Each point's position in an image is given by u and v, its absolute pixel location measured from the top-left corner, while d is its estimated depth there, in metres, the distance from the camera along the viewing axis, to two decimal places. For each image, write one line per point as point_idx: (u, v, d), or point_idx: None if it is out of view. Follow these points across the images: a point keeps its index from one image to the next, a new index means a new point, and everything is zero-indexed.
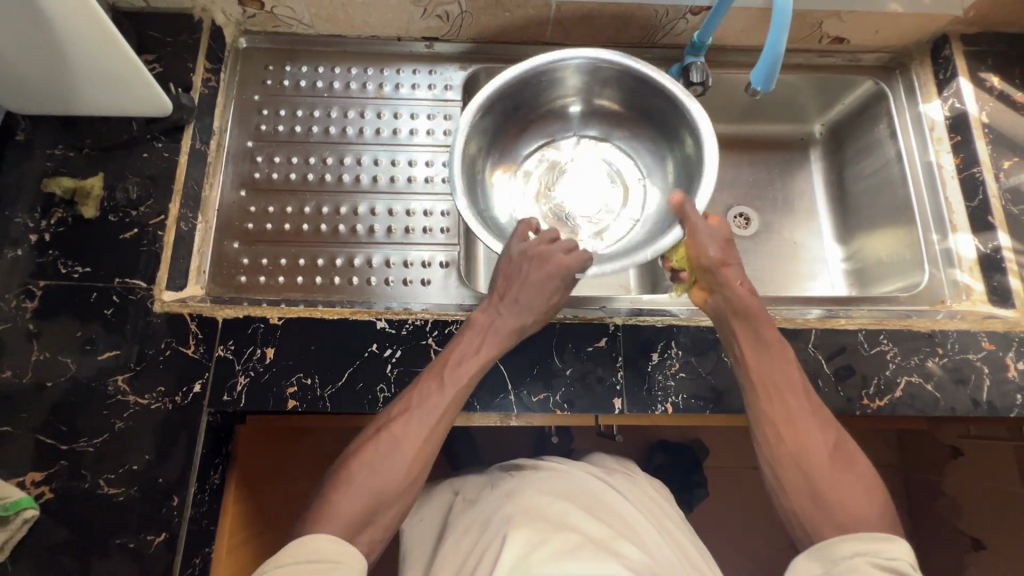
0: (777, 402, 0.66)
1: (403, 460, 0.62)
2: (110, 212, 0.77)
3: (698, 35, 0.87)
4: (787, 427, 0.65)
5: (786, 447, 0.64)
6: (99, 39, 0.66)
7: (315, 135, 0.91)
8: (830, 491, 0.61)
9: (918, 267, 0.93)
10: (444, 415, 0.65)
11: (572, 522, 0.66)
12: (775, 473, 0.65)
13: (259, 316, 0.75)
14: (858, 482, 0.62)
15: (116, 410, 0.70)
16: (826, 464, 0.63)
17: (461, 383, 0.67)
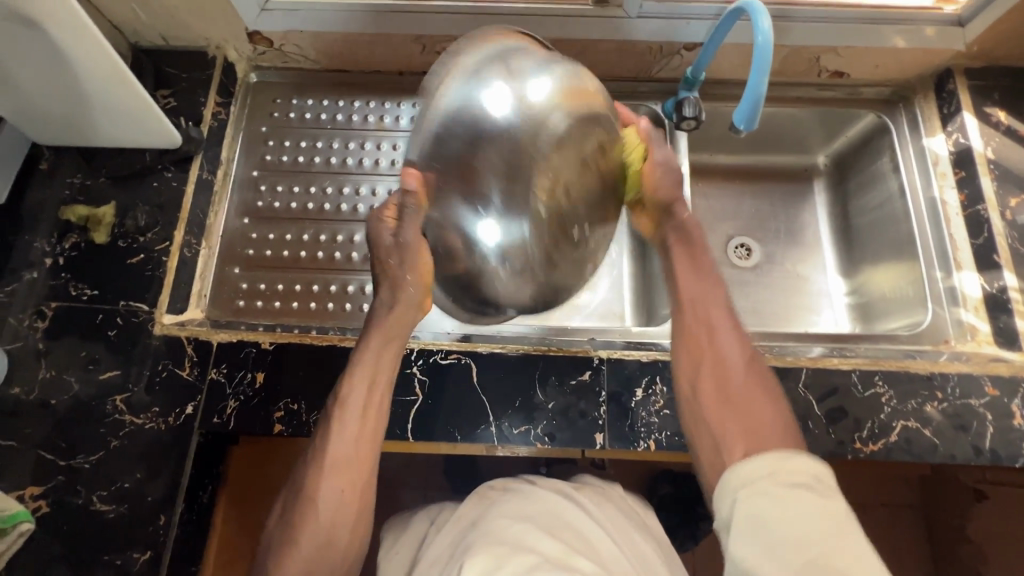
0: (696, 317, 0.70)
1: (324, 509, 0.64)
2: (120, 237, 0.82)
3: (692, 70, 0.87)
4: (699, 334, 0.69)
5: (705, 368, 0.67)
6: (110, 74, 0.72)
7: (317, 165, 0.94)
8: (741, 413, 0.62)
9: (921, 304, 0.90)
10: (355, 456, 0.66)
11: (531, 542, 0.69)
12: (694, 399, 0.66)
13: (252, 340, 0.77)
14: (775, 411, 0.62)
15: (112, 428, 0.73)
16: (740, 386, 0.65)
17: (367, 424, 0.67)
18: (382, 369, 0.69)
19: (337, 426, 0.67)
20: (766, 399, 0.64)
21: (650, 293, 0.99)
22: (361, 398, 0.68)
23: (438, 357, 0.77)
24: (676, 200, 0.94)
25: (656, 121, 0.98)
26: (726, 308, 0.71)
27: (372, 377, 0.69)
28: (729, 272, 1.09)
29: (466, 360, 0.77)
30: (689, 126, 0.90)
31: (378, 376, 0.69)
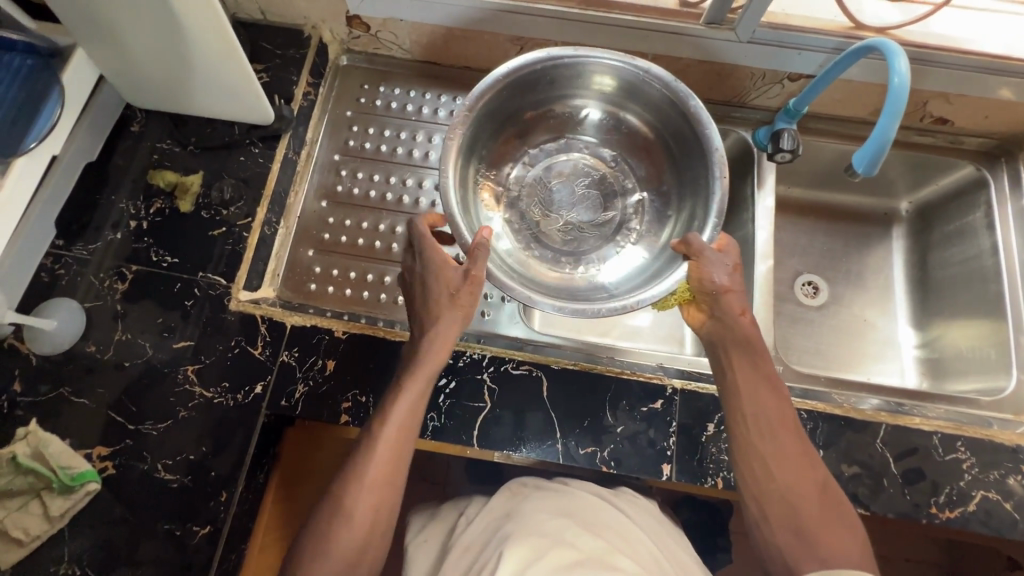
0: (762, 435, 0.65)
1: (358, 522, 0.59)
2: (203, 208, 0.82)
3: (794, 103, 0.86)
4: (777, 432, 0.65)
5: (773, 474, 0.63)
6: (221, 50, 0.72)
7: (398, 155, 0.93)
8: (812, 526, 0.60)
9: (1004, 371, 0.88)
10: (395, 465, 0.62)
11: (571, 538, 0.67)
12: (763, 515, 0.63)
13: (325, 327, 0.77)
14: (841, 522, 0.61)
15: (181, 398, 0.73)
16: (811, 493, 0.62)
17: (403, 444, 0.63)
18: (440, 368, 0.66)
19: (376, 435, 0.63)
20: (832, 522, 0.61)
21: None
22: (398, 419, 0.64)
23: (509, 367, 0.76)
24: (758, 234, 0.92)
25: (744, 147, 0.97)
26: (764, 377, 0.68)
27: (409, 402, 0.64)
28: (794, 308, 1.06)
29: (537, 372, 0.76)
30: (784, 159, 0.88)
31: (415, 402, 0.65)
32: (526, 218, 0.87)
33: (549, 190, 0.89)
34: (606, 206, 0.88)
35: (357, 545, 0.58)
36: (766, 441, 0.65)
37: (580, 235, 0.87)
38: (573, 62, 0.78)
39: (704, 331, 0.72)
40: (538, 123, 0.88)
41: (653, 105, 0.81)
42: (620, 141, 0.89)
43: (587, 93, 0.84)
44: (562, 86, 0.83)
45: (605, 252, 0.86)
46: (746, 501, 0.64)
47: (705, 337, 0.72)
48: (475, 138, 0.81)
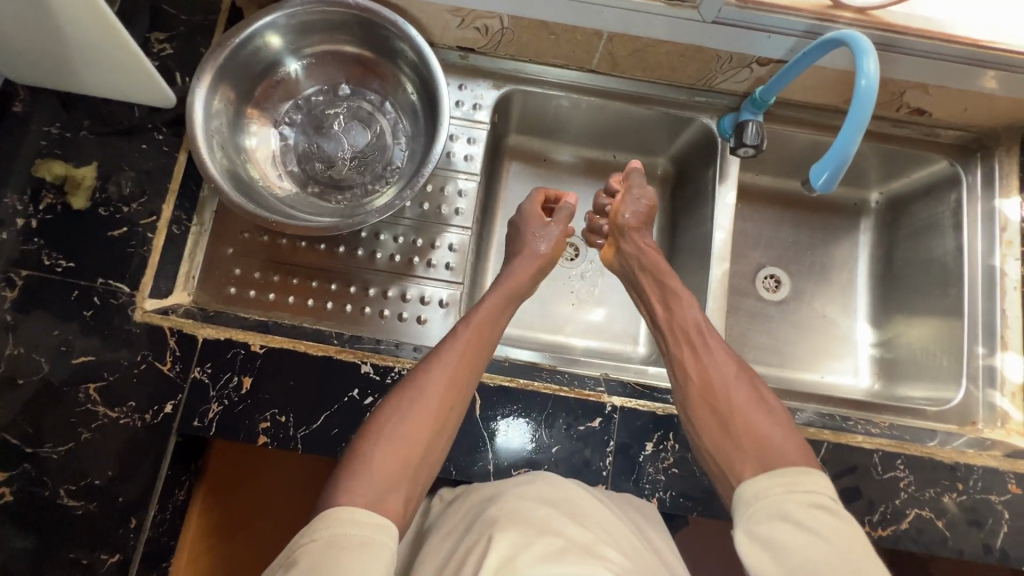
0: (681, 343, 0.71)
1: (419, 406, 0.63)
2: (100, 205, 0.73)
3: (760, 93, 0.79)
4: (697, 344, 0.69)
5: (697, 376, 0.67)
6: (94, 20, 0.61)
7: (306, 130, 0.82)
8: (739, 422, 0.61)
9: (954, 380, 0.86)
10: (471, 364, 0.68)
11: (558, 524, 0.58)
12: (692, 420, 0.65)
13: (241, 340, 0.71)
14: (772, 420, 0.61)
15: (84, 419, 0.68)
16: (733, 399, 0.63)
17: (471, 356, 0.68)
18: (501, 313, 0.76)
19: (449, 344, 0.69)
20: (766, 417, 0.61)
21: None
22: (474, 330, 0.71)
23: None
24: (715, 234, 0.87)
25: (708, 136, 0.91)
26: (679, 296, 0.75)
27: (492, 319, 0.74)
28: (754, 304, 1.02)
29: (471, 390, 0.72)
30: (746, 153, 0.82)
31: (487, 320, 0.73)
32: (315, 175, 0.82)
33: (316, 142, 0.82)
34: (367, 125, 0.84)
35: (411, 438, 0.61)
36: (687, 343, 0.70)
37: (367, 163, 0.83)
38: (204, 64, 0.71)
39: (618, 265, 0.85)
40: (279, 81, 0.81)
41: (357, 27, 0.78)
42: (328, 61, 0.82)
43: (269, 45, 0.76)
44: (259, 48, 0.76)
45: (395, 162, 0.83)
46: (684, 417, 0.67)
47: (620, 269, 0.86)
48: (217, 125, 0.74)
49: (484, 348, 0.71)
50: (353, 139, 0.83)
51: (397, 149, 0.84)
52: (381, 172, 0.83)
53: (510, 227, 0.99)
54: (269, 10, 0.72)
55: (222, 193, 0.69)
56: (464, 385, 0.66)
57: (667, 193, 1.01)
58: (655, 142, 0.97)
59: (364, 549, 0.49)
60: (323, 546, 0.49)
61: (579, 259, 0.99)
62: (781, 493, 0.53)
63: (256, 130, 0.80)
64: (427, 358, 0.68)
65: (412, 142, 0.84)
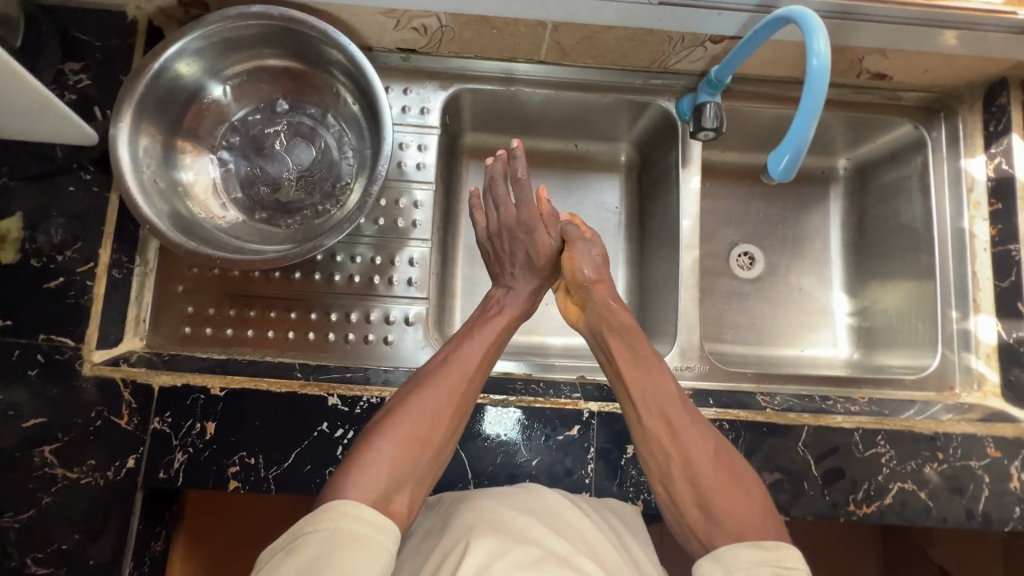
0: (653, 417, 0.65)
1: (434, 403, 0.62)
2: (32, 256, 0.69)
3: (715, 73, 0.76)
4: (677, 414, 0.64)
5: (673, 448, 0.63)
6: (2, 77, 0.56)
7: (246, 154, 0.78)
8: (717, 499, 0.59)
9: (930, 346, 0.86)
10: (486, 364, 0.68)
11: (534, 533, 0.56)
12: (668, 492, 0.62)
13: (199, 385, 0.68)
14: (750, 493, 0.59)
15: (42, 484, 0.65)
16: (710, 473, 0.60)
17: (487, 359, 0.68)
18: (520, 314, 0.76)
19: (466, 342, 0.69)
20: (743, 493, 0.59)
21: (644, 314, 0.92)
22: (493, 332, 0.71)
23: None
24: (682, 222, 0.85)
25: (668, 119, 0.88)
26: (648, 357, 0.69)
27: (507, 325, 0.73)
28: (729, 284, 1.01)
29: None
30: (707, 137, 0.79)
31: (504, 323, 0.73)
32: (261, 200, 0.78)
33: (258, 165, 0.78)
34: (310, 141, 0.79)
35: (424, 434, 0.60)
36: (659, 418, 0.65)
37: (315, 181, 0.79)
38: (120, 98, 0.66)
39: (584, 325, 0.77)
40: (209, 105, 0.76)
41: (284, 38, 0.73)
42: (259, 78, 0.77)
43: (191, 69, 0.71)
44: (182, 73, 0.71)
45: (344, 176, 0.80)
46: (657, 488, 0.63)
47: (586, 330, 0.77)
48: (146, 162, 0.69)
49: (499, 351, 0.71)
50: (297, 157, 0.79)
51: (345, 163, 0.80)
52: (331, 188, 0.79)
53: (475, 229, 0.96)
54: (184, 31, 0.67)
55: (159, 234, 0.65)
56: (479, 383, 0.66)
57: (632, 179, 0.99)
58: (615, 128, 0.94)
59: (362, 545, 0.49)
60: (325, 541, 0.49)
61: None
62: (756, 564, 0.52)
63: (191, 161, 0.76)
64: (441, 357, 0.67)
65: (360, 154, 0.80)
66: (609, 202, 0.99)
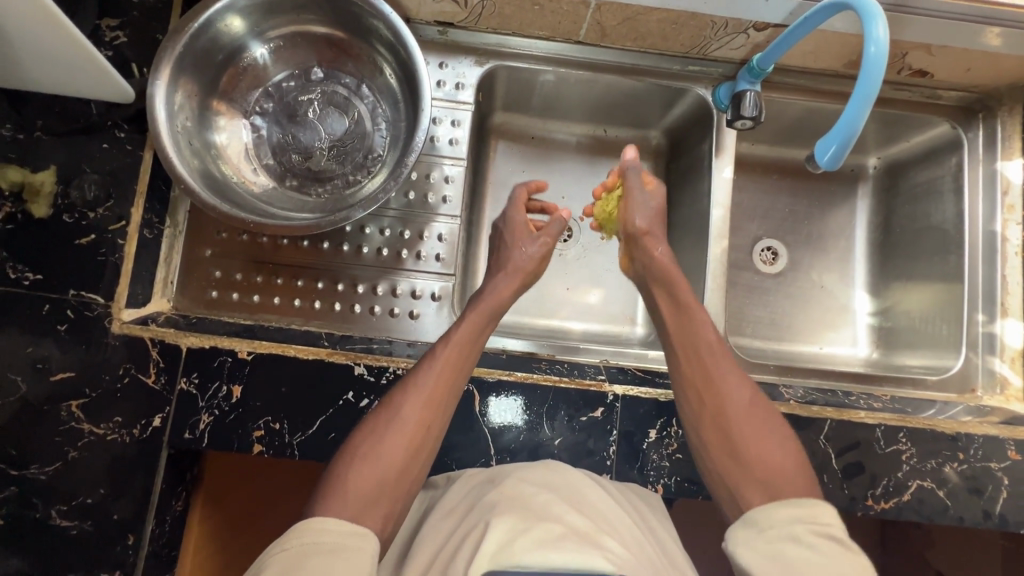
0: (698, 359, 0.68)
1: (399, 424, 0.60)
2: (64, 211, 0.68)
3: (759, 61, 0.75)
4: (713, 362, 0.67)
5: (711, 398, 0.65)
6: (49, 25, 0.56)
7: (280, 121, 0.78)
8: (747, 448, 0.61)
9: (953, 348, 0.85)
10: (453, 375, 0.64)
11: (558, 512, 0.56)
12: (700, 442, 0.64)
13: (227, 348, 0.68)
14: (782, 449, 0.60)
15: (69, 438, 0.65)
16: (743, 421, 0.62)
17: (454, 373, 0.64)
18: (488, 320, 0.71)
19: (428, 363, 0.65)
20: (775, 445, 0.61)
21: None
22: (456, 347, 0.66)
23: None
24: (713, 210, 0.85)
25: (703, 108, 0.87)
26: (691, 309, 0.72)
27: (474, 334, 0.68)
28: (751, 277, 1.01)
29: (469, 386, 0.70)
30: (744, 126, 0.78)
31: (469, 336, 0.68)
32: (291, 169, 0.77)
33: (291, 134, 0.78)
34: (344, 112, 0.79)
35: (395, 455, 0.59)
36: (701, 359, 0.67)
37: (347, 153, 0.78)
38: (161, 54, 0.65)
39: (634, 278, 0.78)
40: (247, 68, 0.76)
41: (327, 5, 0.72)
42: (299, 44, 0.77)
43: (233, 30, 0.71)
44: (223, 33, 0.70)
45: (375, 149, 0.79)
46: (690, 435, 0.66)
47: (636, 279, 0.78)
48: (180, 121, 0.69)
49: (470, 361, 0.67)
50: (330, 128, 0.78)
51: (378, 136, 0.79)
52: (362, 161, 0.79)
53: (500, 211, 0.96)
54: None
55: (192, 194, 0.65)
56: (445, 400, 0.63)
57: (662, 168, 0.98)
58: (648, 114, 0.94)
59: (334, 556, 0.48)
60: (296, 554, 0.47)
61: (574, 241, 0.96)
62: (795, 524, 0.52)
63: (224, 123, 0.75)
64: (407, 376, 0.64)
65: (394, 128, 0.79)
66: None
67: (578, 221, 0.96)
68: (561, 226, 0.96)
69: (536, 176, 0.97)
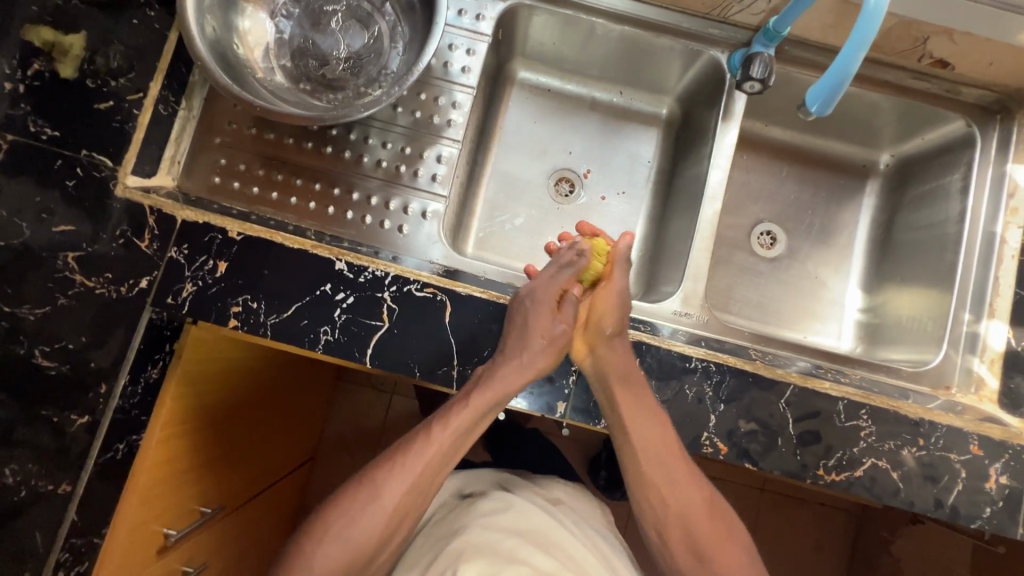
0: (657, 470, 0.68)
1: (382, 509, 0.64)
2: (89, 77, 0.71)
3: (774, 23, 0.75)
4: (656, 464, 0.68)
5: (675, 510, 0.68)
6: None
7: (304, 25, 0.81)
8: (708, 547, 0.67)
9: (935, 344, 0.85)
10: (438, 467, 0.67)
11: (523, 554, 0.68)
12: (666, 543, 0.69)
13: (219, 226, 0.71)
14: (734, 539, 0.68)
15: (61, 286, 0.68)
16: (709, 533, 0.68)
17: (438, 464, 0.67)
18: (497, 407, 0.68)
19: (419, 451, 0.66)
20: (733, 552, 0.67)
21: (658, 265, 0.93)
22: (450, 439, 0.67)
23: (413, 288, 0.72)
24: (712, 173, 0.85)
25: (717, 71, 0.87)
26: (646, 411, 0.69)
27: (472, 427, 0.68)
28: (746, 258, 1.00)
29: (441, 297, 0.72)
30: (752, 89, 0.79)
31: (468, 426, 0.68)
32: (307, 71, 0.80)
33: (311, 39, 0.80)
34: (366, 26, 0.81)
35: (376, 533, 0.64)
36: (660, 457, 0.68)
37: (362, 65, 0.81)
38: None
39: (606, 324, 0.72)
40: None
41: None
42: None
43: None
44: None
45: (390, 66, 0.81)
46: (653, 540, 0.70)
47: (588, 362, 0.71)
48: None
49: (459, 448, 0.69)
50: (350, 38, 0.81)
51: (394, 53, 0.82)
52: (376, 74, 0.81)
53: (506, 155, 0.97)
54: None
55: (204, 66, 0.68)
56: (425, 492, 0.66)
57: (671, 133, 0.98)
58: (663, 78, 0.94)
59: None
60: None
61: (574, 194, 0.97)
62: None
63: (250, 15, 0.79)
64: (394, 456, 0.67)
65: (409, 46, 0.81)
66: (642, 154, 0.99)
67: (581, 175, 0.98)
68: (565, 180, 0.98)
69: (547, 126, 0.99)
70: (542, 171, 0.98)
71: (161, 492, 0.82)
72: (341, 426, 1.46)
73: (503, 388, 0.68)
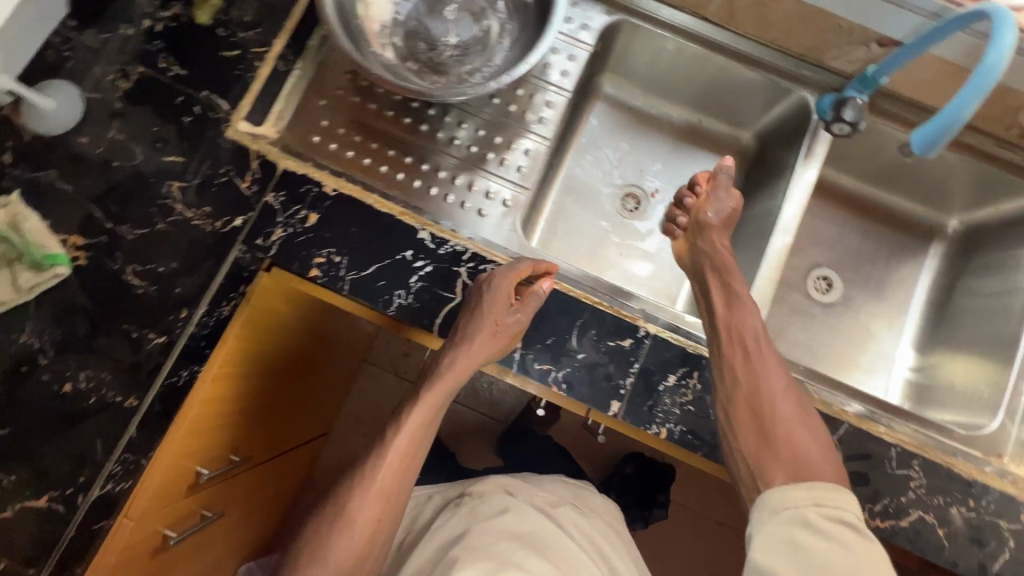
0: (737, 350, 0.72)
1: (360, 525, 0.72)
2: (220, 26, 0.78)
3: (873, 71, 0.78)
4: (739, 343, 0.72)
5: (748, 387, 0.70)
6: None
7: (421, 10, 0.85)
8: (778, 436, 0.68)
9: (989, 411, 0.82)
10: (404, 470, 0.75)
11: None
12: (734, 427, 0.69)
13: (317, 180, 0.75)
14: (802, 424, 0.69)
15: (162, 212, 0.73)
16: (787, 420, 0.69)
17: (405, 463, 0.75)
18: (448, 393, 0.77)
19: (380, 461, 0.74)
20: (803, 432, 0.68)
21: None
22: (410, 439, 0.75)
23: (488, 268, 0.75)
24: (787, 207, 0.86)
25: (804, 112, 0.89)
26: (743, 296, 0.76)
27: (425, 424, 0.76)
28: (801, 299, 1.01)
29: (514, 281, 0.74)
30: (841, 130, 0.82)
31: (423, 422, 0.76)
32: (416, 53, 0.84)
33: (425, 24, 0.85)
34: (478, 19, 0.86)
35: (356, 544, 0.71)
36: (745, 334, 0.73)
37: (469, 55, 0.85)
38: None
39: (689, 254, 0.84)
40: None
41: None
42: None
43: None
44: None
45: (493, 59, 0.86)
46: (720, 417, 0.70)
47: (687, 257, 0.84)
48: None
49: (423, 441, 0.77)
50: (460, 28, 0.85)
51: (500, 48, 0.86)
52: (480, 65, 0.85)
53: (581, 163, 1.00)
54: None
55: (332, 30, 0.72)
56: (396, 496, 0.74)
57: (744, 166, 1.01)
58: (747, 111, 0.97)
59: None
60: None
61: (642, 210, 1.00)
62: (809, 502, 0.63)
63: None
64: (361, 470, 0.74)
65: (515, 45, 0.86)
66: None
67: (650, 193, 1.01)
68: (632, 196, 1.00)
69: (625, 141, 1.02)
70: (614, 184, 1.00)
71: (199, 437, 0.81)
72: (361, 402, 1.48)
73: (449, 375, 0.75)
